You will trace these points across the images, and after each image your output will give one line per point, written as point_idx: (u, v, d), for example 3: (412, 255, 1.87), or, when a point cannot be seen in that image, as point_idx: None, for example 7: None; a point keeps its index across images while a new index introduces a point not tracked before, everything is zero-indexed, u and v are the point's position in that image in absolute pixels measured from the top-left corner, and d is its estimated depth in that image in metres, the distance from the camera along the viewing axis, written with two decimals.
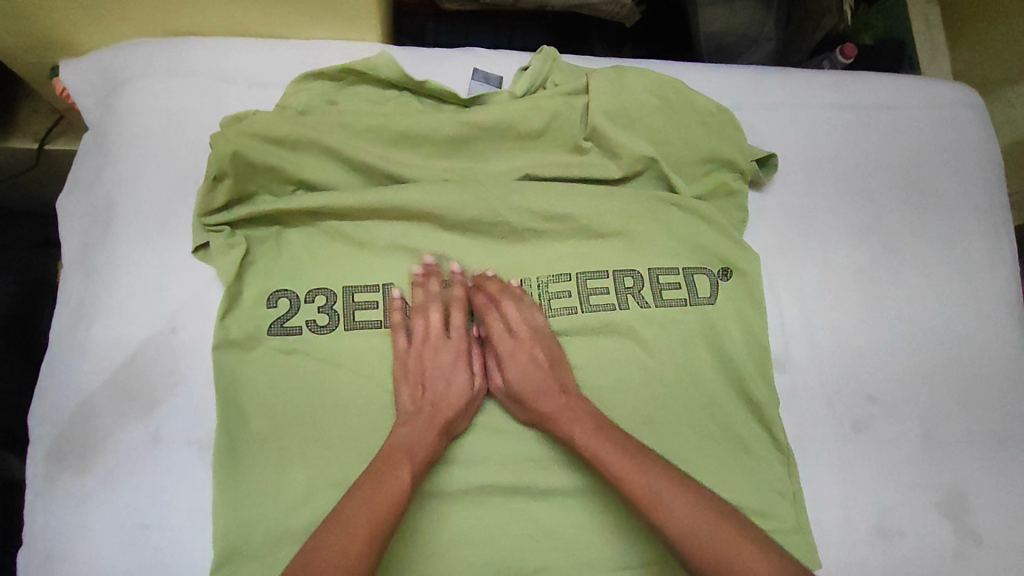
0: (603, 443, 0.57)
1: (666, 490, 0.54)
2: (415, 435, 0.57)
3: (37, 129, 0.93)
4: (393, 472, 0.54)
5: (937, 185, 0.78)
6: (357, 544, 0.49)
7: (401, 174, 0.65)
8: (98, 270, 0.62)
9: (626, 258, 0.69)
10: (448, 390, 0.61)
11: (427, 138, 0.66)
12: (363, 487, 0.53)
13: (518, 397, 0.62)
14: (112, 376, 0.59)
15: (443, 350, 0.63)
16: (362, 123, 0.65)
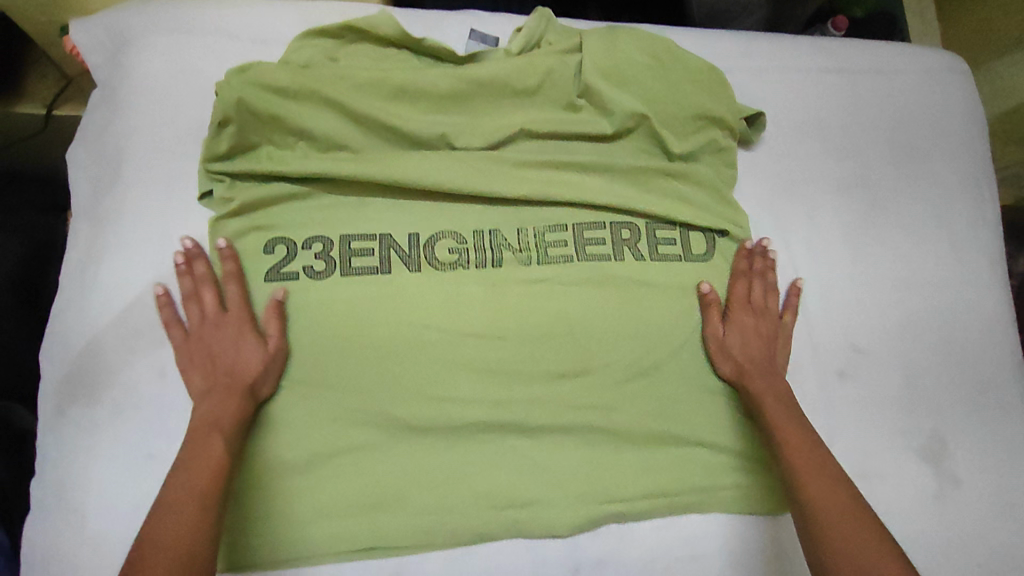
0: (792, 421, 0.64)
1: (830, 472, 0.60)
2: (223, 413, 0.57)
3: (45, 95, 0.96)
4: (190, 455, 0.54)
5: (923, 146, 0.80)
6: (181, 527, 0.50)
7: (400, 127, 0.67)
8: (107, 216, 0.64)
9: (619, 211, 0.71)
10: (234, 367, 0.59)
11: (425, 93, 0.68)
12: (179, 473, 0.53)
13: (731, 356, 0.68)
14: (120, 316, 0.61)
15: (231, 324, 0.60)
16: (362, 76, 0.67)
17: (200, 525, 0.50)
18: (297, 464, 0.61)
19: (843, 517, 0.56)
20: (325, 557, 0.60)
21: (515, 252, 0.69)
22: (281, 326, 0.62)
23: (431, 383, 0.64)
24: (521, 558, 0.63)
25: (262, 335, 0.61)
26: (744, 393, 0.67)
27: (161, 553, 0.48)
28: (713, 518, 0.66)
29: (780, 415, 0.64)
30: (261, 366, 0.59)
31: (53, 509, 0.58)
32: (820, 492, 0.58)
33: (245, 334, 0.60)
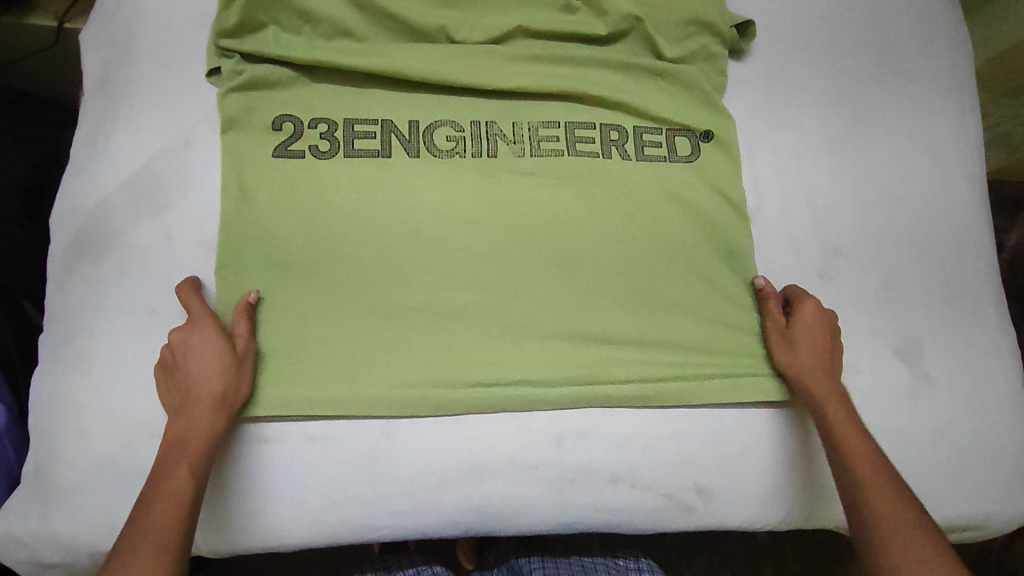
0: (855, 431, 0.61)
1: (880, 479, 0.58)
2: (196, 431, 0.55)
3: (57, 8, 0.98)
4: (164, 472, 0.53)
5: (908, 65, 0.83)
6: (161, 542, 0.49)
7: (401, 15, 0.70)
8: (117, 90, 0.67)
9: (610, 112, 0.74)
10: (190, 387, 0.57)
11: None
12: (157, 493, 0.52)
13: (801, 370, 0.65)
14: (127, 180, 0.64)
15: (196, 338, 0.58)
16: None
17: (177, 531, 0.50)
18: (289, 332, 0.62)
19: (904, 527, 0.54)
20: (314, 418, 0.61)
21: (508, 143, 0.71)
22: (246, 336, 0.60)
23: (424, 261, 0.65)
24: (506, 429, 0.63)
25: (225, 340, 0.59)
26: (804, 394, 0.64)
27: None
28: (702, 404, 0.66)
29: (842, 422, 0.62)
30: (228, 371, 0.58)
31: (59, 356, 0.60)
32: (874, 498, 0.56)
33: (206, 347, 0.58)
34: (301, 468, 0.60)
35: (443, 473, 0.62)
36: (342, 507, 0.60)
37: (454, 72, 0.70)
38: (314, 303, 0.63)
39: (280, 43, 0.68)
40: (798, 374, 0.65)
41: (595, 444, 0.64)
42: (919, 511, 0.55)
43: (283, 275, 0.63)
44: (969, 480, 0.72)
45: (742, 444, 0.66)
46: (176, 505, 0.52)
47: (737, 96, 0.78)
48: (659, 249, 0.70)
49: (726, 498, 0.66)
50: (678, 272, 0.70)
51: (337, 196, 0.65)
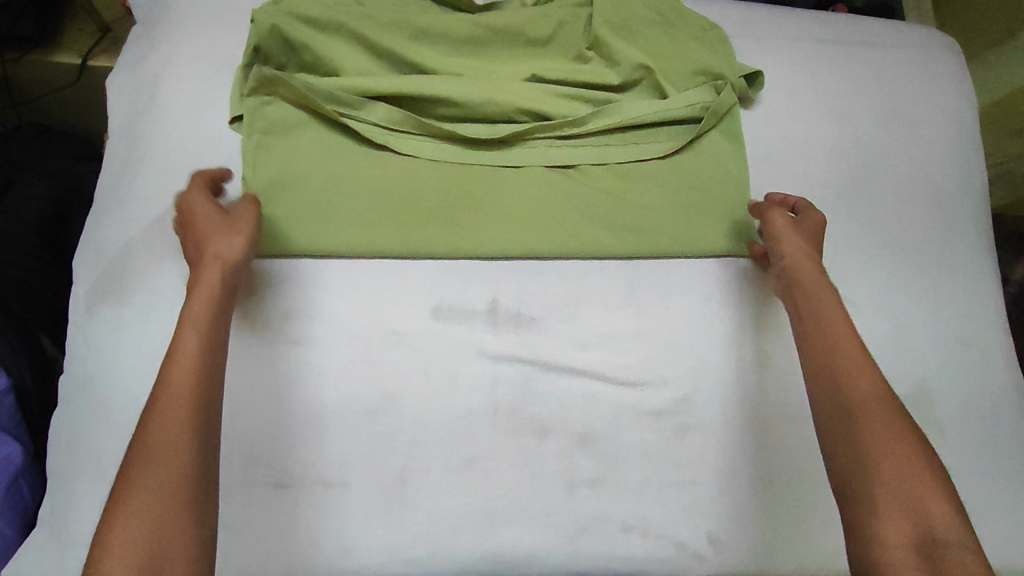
0: (873, 393, 0.57)
1: (892, 439, 0.54)
2: (190, 347, 0.52)
3: (81, 46, 1.00)
4: (167, 384, 0.50)
5: (914, 114, 0.85)
6: (168, 458, 0.47)
7: (420, 65, 0.72)
8: (143, 135, 0.68)
9: (624, 159, 0.74)
10: (194, 293, 0.55)
11: (445, 36, 0.74)
12: (159, 408, 0.49)
13: (821, 326, 0.62)
14: (150, 224, 0.65)
15: (199, 212, 0.60)
16: (387, 18, 0.73)
17: (191, 449, 0.49)
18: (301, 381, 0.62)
19: (894, 458, 0.53)
20: (330, 464, 0.61)
21: (522, 192, 0.71)
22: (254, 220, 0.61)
23: (431, 302, 0.66)
24: (518, 474, 0.63)
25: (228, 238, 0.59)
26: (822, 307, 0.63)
27: (150, 457, 0.47)
28: (716, 454, 0.66)
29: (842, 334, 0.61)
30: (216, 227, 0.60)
31: (80, 398, 0.61)
32: (883, 457, 0.54)
33: (221, 231, 0.59)
34: (315, 513, 0.60)
35: (455, 520, 0.62)
36: (354, 554, 0.60)
37: (466, 123, 0.72)
38: (328, 352, 0.63)
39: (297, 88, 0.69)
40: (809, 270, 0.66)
41: (608, 491, 0.64)
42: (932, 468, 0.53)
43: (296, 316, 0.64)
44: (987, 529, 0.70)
45: (752, 492, 0.66)
46: (183, 420, 0.49)
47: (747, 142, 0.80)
48: (676, 296, 0.70)
49: (741, 548, 0.65)
50: (693, 319, 0.69)
51: (350, 239, 0.66)
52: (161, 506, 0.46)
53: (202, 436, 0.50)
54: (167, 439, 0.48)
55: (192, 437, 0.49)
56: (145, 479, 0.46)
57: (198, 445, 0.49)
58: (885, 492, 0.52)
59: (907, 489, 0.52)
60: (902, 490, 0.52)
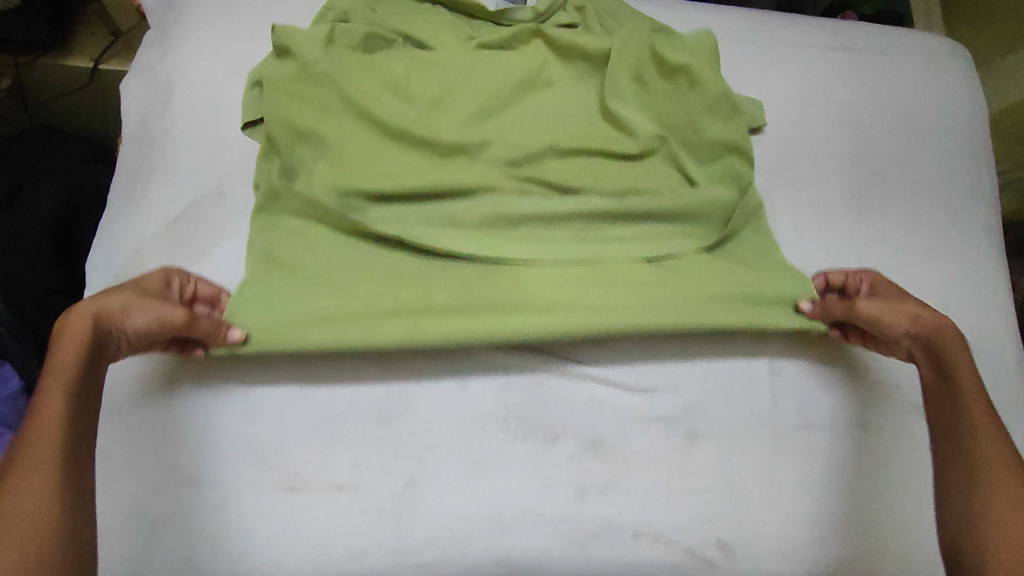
0: (998, 449, 0.54)
1: (1015, 499, 0.51)
2: (51, 401, 0.45)
3: (93, 51, 1.01)
4: (23, 442, 0.43)
5: (924, 122, 0.85)
6: (24, 527, 0.40)
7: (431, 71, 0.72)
8: (157, 139, 0.69)
9: (640, 162, 0.73)
10: (59, 344, 0.48)
11: (457, 44, 0.74)
12: (11, 473, 0.42)
13: (947, 360, 0.60)
14: (163, 229, 0.65)
15: (140, 280, 0.55)
16: (398, 31, 0.74)
17: (60, 508, 0.42)
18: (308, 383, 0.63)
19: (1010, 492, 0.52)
20: (340, 466, 0.61)
21: (532, 194, 0.68)
22: (157, 309, 0.53)
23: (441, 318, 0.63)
24: (529, 479, 0.63)
25: (132, 313, 0.52)
26: (940, 359, 0.60)
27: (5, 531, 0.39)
28: (723, 460, 0.66)
29: (960, 371, 0.59)
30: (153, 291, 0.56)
31: None
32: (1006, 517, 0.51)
33: (127, 292, 0.53)
34: (324, 516, 0.60)
35: (465, 525, 0.61)
36: (365, 558, 0.59)
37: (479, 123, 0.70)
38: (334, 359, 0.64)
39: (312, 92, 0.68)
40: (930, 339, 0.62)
41: (619, 497, 0.64)
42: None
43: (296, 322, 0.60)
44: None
45: (762, 500, 0.66)
46: (44, 481, 0.42)
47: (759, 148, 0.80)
48: (672, 313, 0.70)
49: (754, 556, 0.64)
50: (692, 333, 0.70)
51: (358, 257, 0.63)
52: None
53: (68, 498, 0.42)
54: (19, 505, 0.40)
55: (59, 498, 0.42)
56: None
57: (66, 505, 0.42)
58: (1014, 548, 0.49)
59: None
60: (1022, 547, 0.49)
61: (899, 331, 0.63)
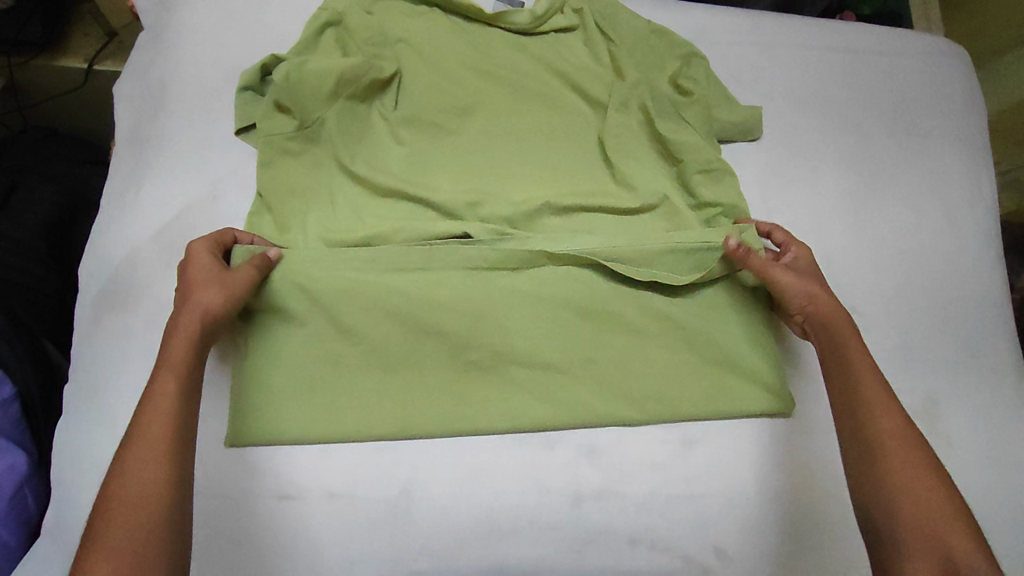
0: (896, 433, 0.56)
1: (923, 478, 0.54)
2: (164, 394, 0.52)
3: (88, 52, 1.01)
4: (144, 426, 0.50)
5: (923, 125, 0.85)
6: (141, 501, 0.47)
7: (428, 82, 0.73)
8: (149, 144, 0.68)
9: (636, 169, 0.73)
10: (173, 344, 0.55)
11: (453, 55, 0.75)
12: (133, 452, 0.49)
13: (840, 342, 0.63)
14: (156, 233, 0.65)
15: (195, 266, 0.59)
16: (393, 34, 0.74)
17: (169, 484, 0.48)
18: (299, 393, 0.62)
19: (906, 464, 0.54)
20: (334, 473, 0.61)
21: (527, 210, 0.70)
22: (245, 283, 0.60)
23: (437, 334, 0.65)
24: (526, 486, 0.63)
25: (221, 297, 0.58)
26: (828, 338, 0.64)
27: (120, 503, 0.46)
28: (719, 465, 0.66)
29: (851, 350, 0.62)
30: (212, 286, 0.58)
31: (84, 409, 0.60)
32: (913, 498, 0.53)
33: (213, 285, 0.58)
34: (318, 524, 0.59)
35: (459, 532, 0.61)
36: (361, 566, 0.59)
37: (477, 140, 0.72)
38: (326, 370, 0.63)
39: (307, 96, 0.68)
40: (815, 318, 0.66)
41: (614, 503, 0.63)
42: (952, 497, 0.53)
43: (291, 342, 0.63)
44: (1006, 544, 0.69)
45: (758, 505, 0.65)
46: (153, 461, 0.49)
47: (758, 151, 0.79)
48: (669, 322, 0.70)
49: (750, 563, 0.64)
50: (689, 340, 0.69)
51: (356, 275, 0.65)
52: (127, 543, 0.45)
53: (175, 480, 0.49)
54: (134, 482, 0.47)
55: (165, 479, 0.48)
56: (117, 530, 0.45)
57: (176, 482, 0.49)
58: (918, 525, 0.51)
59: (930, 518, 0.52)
60: (929, 523, 0.51)
61: (790, 299, 0.67)
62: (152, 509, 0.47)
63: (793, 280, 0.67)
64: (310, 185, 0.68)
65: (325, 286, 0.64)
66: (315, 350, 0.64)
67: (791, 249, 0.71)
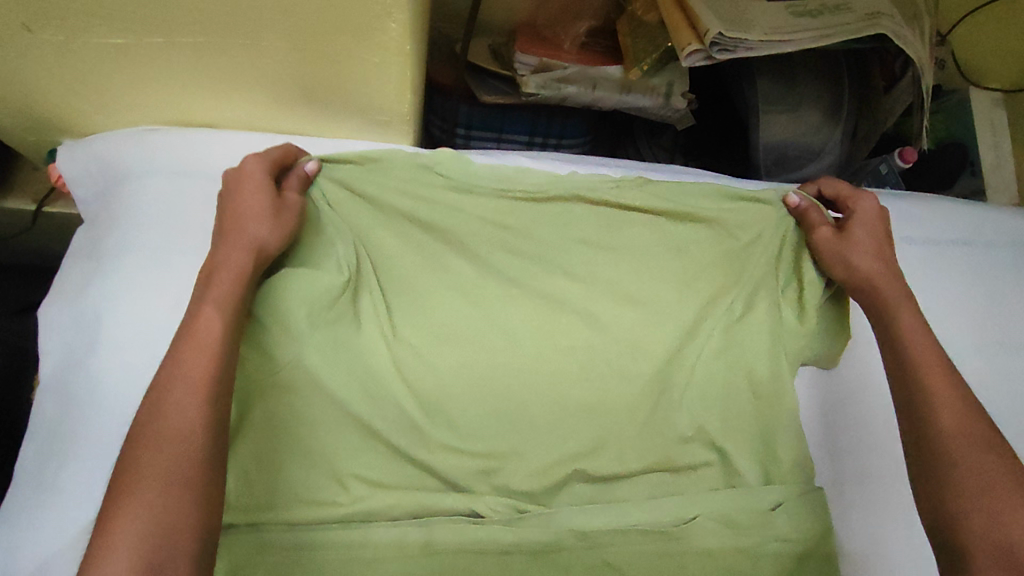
0: (960, 423, 0.50)
1: (984, 473, 0.47)
2: (207, 323, 0.45)
3: (37, 190, 0.87)
4: (179, 363, 0.43)
5: (1014, 334, 0.72)
6: (177, 452, 0.39)
7: (432, 303, 0.59)
8: (77, 397, 0.55)
9: (681, 415, 0.61)
10: (221, 269, 0.48)
11: (468, 264, 0.61)
12: (171, 392, 0.42)
13: (893, 330, 0.57)
14: (77, 533, 0.51)
15: (250, 178, 0.53)
16: (395, 236, 0.60)
17: (205, 430, 0.41)
18: None
19: (965, 442, 0.49)
20: None
21: (548, 479, 0.57)
22: (296, 213, 0.55)
23: None
24: None
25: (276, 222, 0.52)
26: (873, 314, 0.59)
27: (152, 447, 0.39)
28: None
29: (909, 330, 0.56)
30: (257, 200, 0.52)
31: None
32: (989, 522, 0.45)
33: (263, 217, 0.52)
34: None
35: None
36: None
37: (496, 377, 0.58)
38: None
39: (276, 336, 0.53)
40: (863, 286, 0.60)
41: None
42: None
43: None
44: None
45: None
46: (194, 408, 0.41)
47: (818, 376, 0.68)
48: None
49: None
50: None
51: None
52: (161, 505, 0.37)
53: (215, 427, 0.42)
54: (173, 423, 0.40)
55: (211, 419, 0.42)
56: (143, 500, 0.37)
57: (212, 390, 0.42)
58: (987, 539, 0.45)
59: (1018, 524, 0.45)
60: (997, 517, 0.45)
61: (842, 277, 0.61)
62: (183, 455, 0.39)
63: (838, 256, 0.61)
64: (273, 457, 0.52)
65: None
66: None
67: (854, 207, 0.64)
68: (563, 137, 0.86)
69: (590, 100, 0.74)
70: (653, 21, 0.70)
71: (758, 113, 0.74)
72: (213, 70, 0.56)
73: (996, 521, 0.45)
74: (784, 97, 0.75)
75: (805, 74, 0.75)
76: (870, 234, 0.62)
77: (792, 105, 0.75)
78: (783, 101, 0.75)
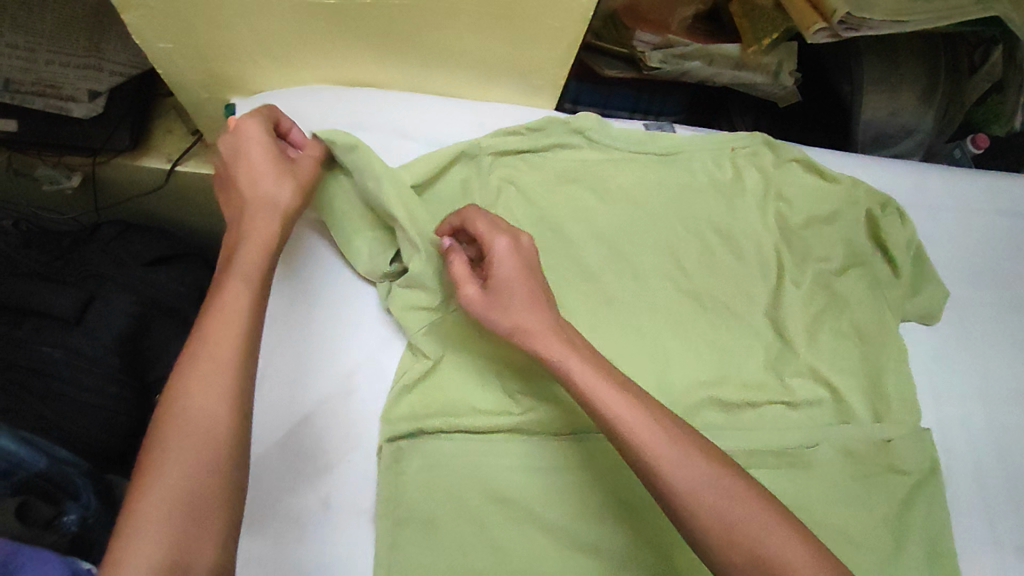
0: (664, 431, 0.47)
1: (693, 475, 0.45)
2: (235, 314, 0.48)
3: (170, 150, 0.91)
4: (202, 344, 0.46)
5: None
6: (201, 439, 0.43)
7: (589, 247, 0.66)
8: (277, 320, 0.62)
9: (805, 358, 0.67)
10: (244, 245, 0.51)
11: (617, 215, 0.68)
12: (193, 377, 0.45)
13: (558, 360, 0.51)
14: (285, 435, 0.58)
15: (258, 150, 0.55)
16: (554, 191, 0.68)
17: (230, 414, 0.45)
18: None
19: (682, 458, 0.46)
20: None
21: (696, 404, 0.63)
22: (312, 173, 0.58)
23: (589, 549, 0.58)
24: None
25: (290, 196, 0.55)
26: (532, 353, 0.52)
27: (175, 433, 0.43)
28: None
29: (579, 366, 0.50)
30: (268, 170, 0.55)
31: None
32: (710, 510, 0.44)
33: (274, 176, 0.55)
34: None
35: None
36: None
37: (646, 314, 0.65)
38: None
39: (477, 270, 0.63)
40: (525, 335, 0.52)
41: None
42: (749, 480, 0.46)
43: (433, 566, 0.55)
44: None
45: None
46: (225, 420, 0.44)
47: (923, 331, 0.73)
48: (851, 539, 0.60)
49: None
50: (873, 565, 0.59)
51: (511, 481, 0.58)
52: (179, 496, 0.41)
53: (242, 409, 0.45)
54: (189, 419, 0.43)
55: (237, 409, 0.45)
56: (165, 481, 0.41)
57: (237, 383, 0.46)
58: (699, 527, 0.44)
59: (725, 514, 0.44)
60: (713, 501, 0.44)
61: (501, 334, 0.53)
62: (206, 443, 0.43)
63: (489, 318, 0.54)
64: (462, 368, 0.62)
65: (475, 491, 0.58)
66: (461, 568, 0.55)
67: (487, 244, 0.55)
68: (664, 114, 0.93)
69: (709, 75, 0.81)
70: (771, 4, 0.76)
71: (861, 93, 0.83)
72: (405, 30, 0.63)
73: (731, 529, 0.43)
74: (887, 79, 0.82)
75: (908, 57, 0.82)
76: (514, 278, 0.54)
77: (893, 86, 0.82)
78: (886, 82, 0.82)
